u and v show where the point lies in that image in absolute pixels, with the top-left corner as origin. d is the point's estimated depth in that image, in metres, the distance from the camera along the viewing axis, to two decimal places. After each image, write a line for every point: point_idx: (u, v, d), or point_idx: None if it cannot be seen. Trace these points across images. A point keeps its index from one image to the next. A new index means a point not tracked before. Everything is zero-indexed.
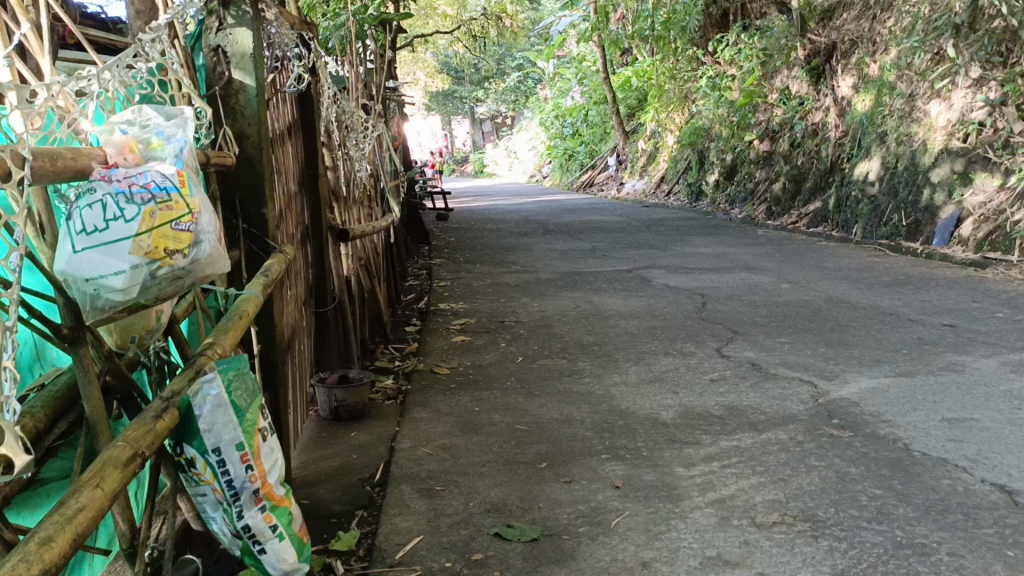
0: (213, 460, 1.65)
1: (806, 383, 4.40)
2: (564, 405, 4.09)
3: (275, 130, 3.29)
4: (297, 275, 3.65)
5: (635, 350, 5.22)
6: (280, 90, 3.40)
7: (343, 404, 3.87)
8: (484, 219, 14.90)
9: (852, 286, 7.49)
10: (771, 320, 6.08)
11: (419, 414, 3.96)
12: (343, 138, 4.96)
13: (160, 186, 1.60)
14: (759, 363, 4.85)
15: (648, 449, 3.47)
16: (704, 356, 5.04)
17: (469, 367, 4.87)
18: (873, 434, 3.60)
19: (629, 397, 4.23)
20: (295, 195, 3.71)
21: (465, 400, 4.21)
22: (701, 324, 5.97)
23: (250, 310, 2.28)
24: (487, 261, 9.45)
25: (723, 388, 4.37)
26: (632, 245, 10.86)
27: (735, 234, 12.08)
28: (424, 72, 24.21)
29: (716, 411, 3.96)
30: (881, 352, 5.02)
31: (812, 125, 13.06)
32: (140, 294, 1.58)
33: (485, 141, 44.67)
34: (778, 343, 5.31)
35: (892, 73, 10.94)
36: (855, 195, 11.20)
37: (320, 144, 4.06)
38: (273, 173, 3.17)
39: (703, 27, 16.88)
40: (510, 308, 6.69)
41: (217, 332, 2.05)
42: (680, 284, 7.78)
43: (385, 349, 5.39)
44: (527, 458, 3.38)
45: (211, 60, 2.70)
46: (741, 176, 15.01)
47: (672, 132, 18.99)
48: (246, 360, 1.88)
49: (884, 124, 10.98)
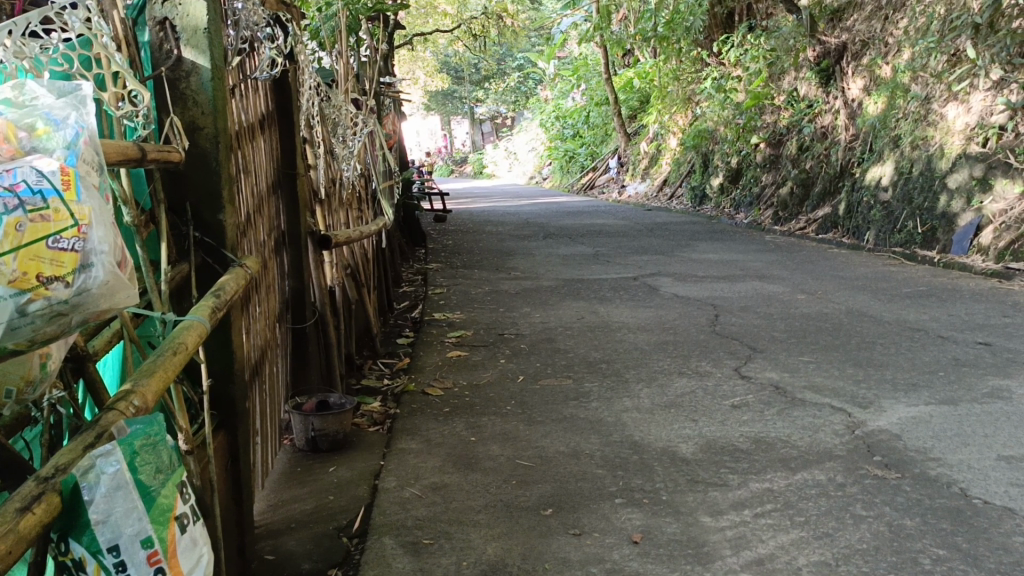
0: (108, 563, 1.21)
1: (838, 411, 3.96)
2: (571, 436, 3.64)
3: (240, 125, 2.85)
4: (269, 290, 3.21)
5: (646, 369, 4.78)
6: (249, 76, 2.96)
7: (321, 434, 3.42)
8: (483, 220, 14.50)
9: (872, 298, 7.05)
10: (791, 335, 5.64)
11: (408, 444, 3.52)
12: (329, 133, 4.51)
13: (32, 188, 1.15)
14: (784, 386, 4.41)
15: (668, 492, 3.03)
16: (722, 377, 4.60)
17: (465, 388, 4.43)
18: (923, 476, 3.17)
19: (643, 426, 3.78)
20: (268, 196, 3.27)
21: (460, 427, 3.76)
22: (715, 338, 5.54)
23: (190, 342, 1.82)
24: (486, 266, 9.02)
25: (747, 415, 3.93)
26: (636, 250, 10.42)
27: (742, 239, 11.64)
28: (424, 72, 23.73)
29: (741, 445, 3.52)
30: (916, 375, 4.58)
31: (821, 128, 12.62)
32: (5, 339, 1.12)
33: (484, 142, 44.19)
34: (803, 363, 4.87)
35: (907, 74, 10.50)
36: (867, 200, 10.76)
37: (299, 140, 3.63)
38: (238, 172, 2.73)
39: (707, 27, 16.46)
40: (510, 319, 6.24)
41: (139, 375, 1.60)
42: (689, 293, 7.34)
43: (374, 365, 4.96)
44: (529, 502, 2.94)
45: (156, 36, 2.28)
46: (747, 180, 14.57)
47: (675, 134, 18.56)
48: (162, 421, 1.45)
49: (898, 128, 10.54)
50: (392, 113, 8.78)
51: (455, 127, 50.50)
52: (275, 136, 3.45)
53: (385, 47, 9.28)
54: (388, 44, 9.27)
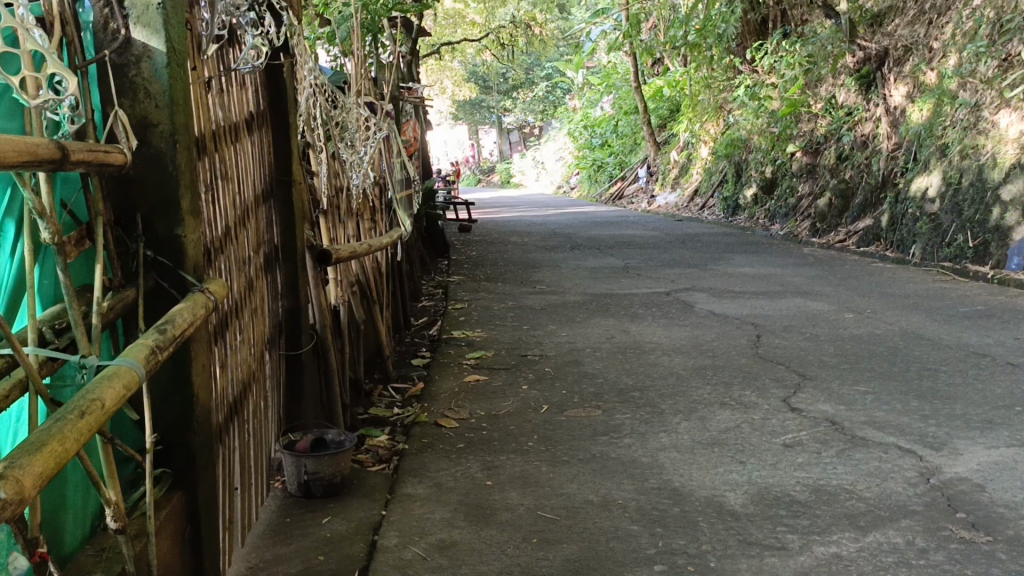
0: None
1: (908, 454, 3.47)
2: (600, 481, 3.19)
3: (216, 123, 2.46)
4: (255, 313, 2.82)
5: (684, 399, 4.31)
6: (229, 68, 2.57)
7: (314, 478, 3.00)
8: (509, 230, 14.07)
9: (927, 318, 6.52)
10: (843, 360, 5.14)
11: (415, 489, 3.10)
12: (334, 138, 4.12)
13: None
14: (840, 421, 3.92)
15: (716, 557, 2.57)
16: (770, 409, 4.11)
17: (483, 419, 3.99)
18: (1019, 539, 2.70)
19: (683, 469, 3.32)
20: (256, 207, 2.88)
21: (475, 468, 3.32)
22: (758, 363, 5.06)
23: (110, 402, 1.39)
24: (510, 279, 8.58)
25: (801, 457, 3.44)
26: (668, 263, 9.93)
27: (779, 252, 11.10)
28: (451, 81, 23.41)
29: (799, 495, 3.04)
30: (992, 410, 4.08)
31: (862, 136, 12.07)
32: None
33: (513, 151, 43.83)
34: (859, 394, 4.38)
35: (954, 80, 9.92)
36: (913, 212, 10.17)
37: (296, 144, 3.24)
38: (210, 178, 2.34)
39: (740, 34, 15.96)
40: (534, 338, 5.79)
41: (15, 455, 1.16)
42: (726, 310, 6.86)
43: (384, 391, 4.54)
44: (552, 568, 2.50)
45: (101, 14, 1.87)
46: (783, 190, 14.02)
47: (706, 143, 18.05)
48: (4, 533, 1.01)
49: (946, 136, 9.95)
50: (413, 119, 8.40)
51: (483, 136, 50.28)
52: (267, 138, 3.08)
53: (407, 52, 8.93)
54: (410, 50, 8.91)
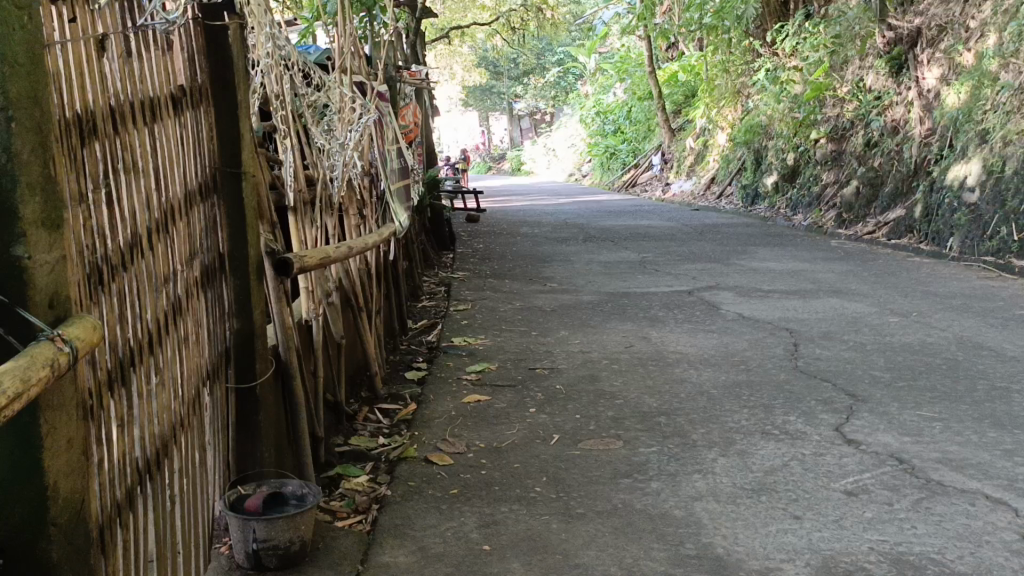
0: None
1: (1001, 508, 2.83)
2: (624, 546, 2.56)
3: (119, 97, 1.84)
4: (187, 341, 2.20)
5: (718, 427, 3.68)
6: (139, 23, 1.95)
7: (265, 547, 2.38)
8: (519, 221, 13.39)
9: (982, 323, 5.84)
10: (896, 376, 4.48)
11: (393, 558, 2.50)
12: (309, 122, 3.50)
13: None
14: (909, 459, 3.27)
15: None
16: (823, 442, 3.47)
17: (482, 453, 3.37)
18: None
19: (726, 528, 2.69)
20: (189, 203, 2.27)
21: (469, 526, 2.71)
22: (801, 380, 4.41)
23: None
24: (519, 276, 7.94)
25: (870, 512, 2.81)
26: (687, 257, 9.26)
27: (805, 245, 10.40)
28: (460, 67, 22.65)
29: (876, 569, 2.42)
30: None
31: (891, 121, 11.31)
32: None
33: (523, 138, 43.02)
34: (924, 420, 3.74)
35: (995, 60, 9.18)
36: (949, 202, 9.44)
37: (248, 125, 2.62)
38: (103, 170, 1.73)
39: (759, 16, 15.21)
40: (542, 346, 5.16)
41: None
42: (756, 313, 6.21)
43: (369, 415, 3.94)
44: None
45: None
46: (806, 178, 13.27)
47: (723, 129, 17.27)
48: None
49: (985, 121, 9.17)
50: (415, 104, 7.74)
51: (493, 123, 49.45)
52: (206, 118, 2.47)
53: (410, 33, 8.23)
54: (414, 30, 8.24)
